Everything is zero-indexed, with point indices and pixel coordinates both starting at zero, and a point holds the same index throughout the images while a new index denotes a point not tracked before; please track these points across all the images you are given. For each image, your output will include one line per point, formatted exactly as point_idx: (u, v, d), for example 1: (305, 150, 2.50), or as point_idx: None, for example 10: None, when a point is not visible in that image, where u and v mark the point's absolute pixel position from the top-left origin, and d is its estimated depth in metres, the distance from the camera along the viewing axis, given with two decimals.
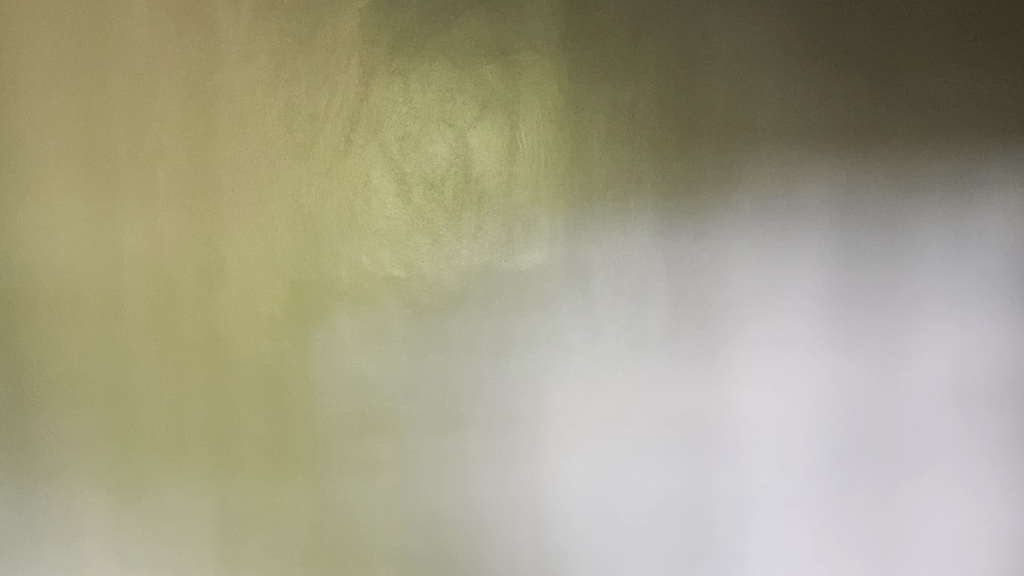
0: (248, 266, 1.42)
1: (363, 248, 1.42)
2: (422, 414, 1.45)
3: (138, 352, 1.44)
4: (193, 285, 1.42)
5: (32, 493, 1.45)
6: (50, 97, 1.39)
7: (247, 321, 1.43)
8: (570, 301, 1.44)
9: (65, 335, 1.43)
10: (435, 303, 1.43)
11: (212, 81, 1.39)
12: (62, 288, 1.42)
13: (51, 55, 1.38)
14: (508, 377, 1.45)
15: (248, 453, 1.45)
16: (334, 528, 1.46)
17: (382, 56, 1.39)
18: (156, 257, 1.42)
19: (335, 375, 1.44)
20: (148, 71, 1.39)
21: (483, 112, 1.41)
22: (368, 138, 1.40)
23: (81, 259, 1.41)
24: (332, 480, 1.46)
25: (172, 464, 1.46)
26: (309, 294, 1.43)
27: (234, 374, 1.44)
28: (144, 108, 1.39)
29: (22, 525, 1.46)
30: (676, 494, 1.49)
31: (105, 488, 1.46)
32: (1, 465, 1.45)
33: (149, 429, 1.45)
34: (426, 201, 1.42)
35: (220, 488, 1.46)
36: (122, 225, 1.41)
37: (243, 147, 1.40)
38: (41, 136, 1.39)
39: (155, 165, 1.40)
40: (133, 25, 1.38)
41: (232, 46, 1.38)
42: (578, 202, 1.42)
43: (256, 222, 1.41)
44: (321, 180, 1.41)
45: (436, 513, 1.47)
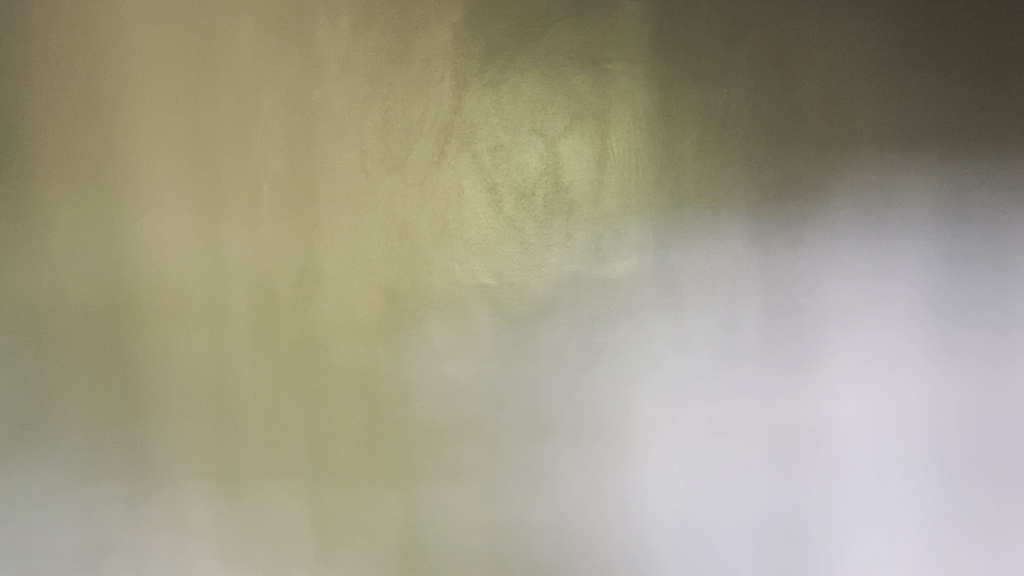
0: (345, 274, 1.47)
1: (455, 257, 1.45)
2: (512, 421, 1.47)
3: (242, 357, 1.50)
4: (293, 293, 1.48)
5: (143, 490, 1.54)
6: (164, 114, 1.47)
7: (344, 328, 1.48)
8: (661, 309, 1.43)
9: (176, 341, 1.51)
10: (525, 311, 1.45)
11: (312, 96, 1.44)
12: (171, 295, 1.50)
13: (166, 75, 1.47)
14: (598, 385, 1.45)
15: (343, 457, 1.50)
16: (426, 532, 1.50)
17: (474, 68, 1.41)
18: (260, 266, 1.48)
19: (428, 382, 1.47)
20: (253, 88, 1.45)
21: (573, 122, 1.42)
22: (461, 149, 1.43)
23: (191, 267, 1.49)
24: (425, 484, 1.49)
25: (272, 464, 1.52)
26: (403, 302, 1.46)
27: (330, 380, 1.49)
28: (249, 124, 1.46)
29: (134, 520, 1.54)
30: (769, 507, 1.46)
31: (210, 486, 1.53)
32: (116, 462, 1.53)
33: (252, 431, 1.52)
34: (517, 210, 1.44)
35: (316, 490, 1.51)
36: (228, 235, 1.48)
37: (341, 159, 1.45)
38: (155, 151, 1.48)
39: (259, 177, 1.47)
40: (241, 45, 1.45)
41: (332, 62, 1.43)
42: (669, 210, 1.42)
43: (353, 232, 1.46)
44: (415, 191, 1.45)
45: (524, 520, 1.48)
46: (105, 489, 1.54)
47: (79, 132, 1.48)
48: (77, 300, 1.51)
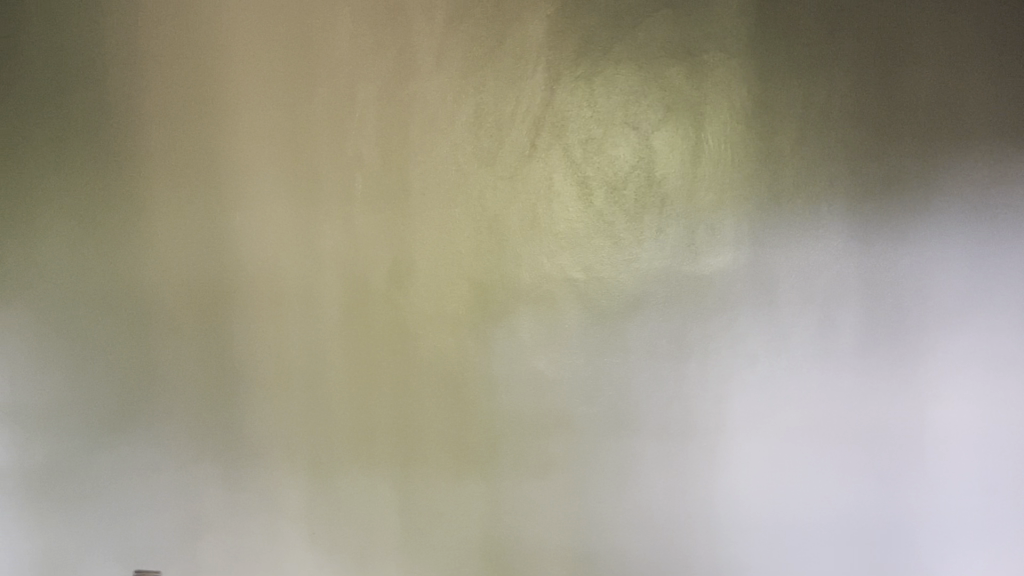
0: (435, 266, 1.48)
1: (544, 250, 1.45)
2: (598, 416, 1.46)
3: (334, 346, 1.54)
4: (385, 284, 1.50)
5: (238, 473, 1.59)
6: (264, 109, 1.52)
7: (433, 320, 1.49)
8: (755, 307, 1.39)
9: (272, 329, 1.56)
10: (613, 306, 1.43)
11: (406, 90, 1.46)
12: (268, 285, 1.55)
13: (266, 70, 1.51)
14: (688, 383, 1.42)
15: (431, 447, 1.52)
16: (511, 525, 1.50)
17: (567, 61, 1.40)
18: (353, 258, 1.51)
19: (515, 375, 1.47)
20: (350, 82, 1.48)
21: (667, 114, 1.39)
22: (552, 142, 1.43)
23: (287, 258, 1.54)
24: (510, 478, 1.49)
25: (361, 452, 1.55)
26: (492, 295, 1.47)
27: (419, 371, 1.51)
28: (345, 118, 1.49)
29: (230, 502, 1.60)
30: (865, 515, 1.41)
31: (301, 472, 1.57)
32: (214, 446, 1.60)
33: (343, 419, 1.55)
34: (608, 204, 1.42)
35: (404, 479, 1.54)
36: (323, 227, 1.52)
37: (433, 153, 1.46)
38: (255, 145, 1.53)
39: (353, 170, 1.50)
40: (339, 40, 1.48)
41: (426, 56, 1.45)
42: (765, 206, 1.38)
43: (444, 224, 1.47)
44: (505, 184, 1.45)
45: (609, 517, 1.47)
46: (203, 469, 1.61)
47: (185, 128, 1.55)
48: (181, 289, 1.59)
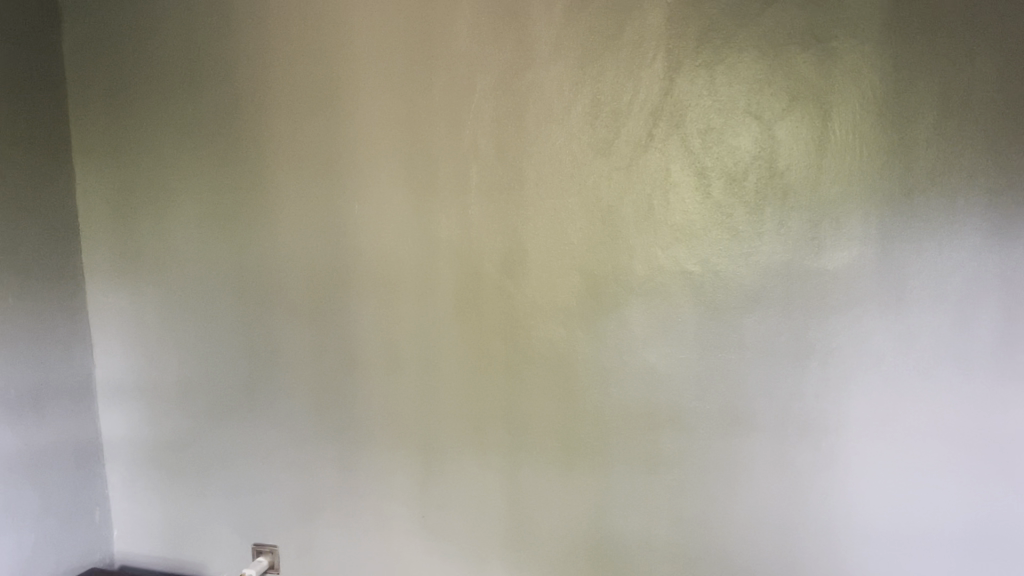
0: (548, 257, 1.48)
1: (658, 242, 1.42)
2: (710, 413, 1.42)
3: (446, 333, 1.56)
4: (497, 273, 1.51)
5: (352, 453, 1.66)
6: (384, 100, 1.55)
7: (544, 311, 1.49)
8: (881, 305, 1.33)
9: (388, 315, 1.60)
10: (730, 300, 1.39)
11: (523, 80, 1.46)
12: (383, 272, 1.59)
13: (387, 61, 1.54)
14: (805, 382, 1.37)
15: (538, 437, 1.52)
16: (618, 519, 1.49)
17: (688, 49, 1.36)
18: (466, 247, 1.53)
19: (625, 368, 1.46)
20: (467, 73, 1.49)
21: (792, 103, 1.33)
22: (670, 132, 1.39)
23: (402, 246, 1.57)
24: (616, 471, 1.48)
25: (470, 438, 1.57)
26: (604, 287, 1.46)
27: (529, 360, 1.51)
28: (461, 109, 1.50)
29: (344, 481, 1.68)
30: (996, 530, 1.33)
31: (412, 455, 1.62)
32: (331, 424, 1.67)
33: (453, 406, 1.58)
34: (727, 196, 1.38)
35: (512, 468, 1.55)
36: (438, 216, 1.54)
37: (548, 142, 1.46)
38: (375, 134, 1.57)
39: (469, 160, 1.51)
40: (457, 31, 1.49)
41: (544, 46, 1.44)
42: (896, 199, 1.31)
43: (557, 215, 1.47)
44: (621, 175, 1.43)
45: (720, 517, 1.44)
46: (320, 449, 1.69)
47: (310, 118, 1.60)
48: (303, 274, 1.65)
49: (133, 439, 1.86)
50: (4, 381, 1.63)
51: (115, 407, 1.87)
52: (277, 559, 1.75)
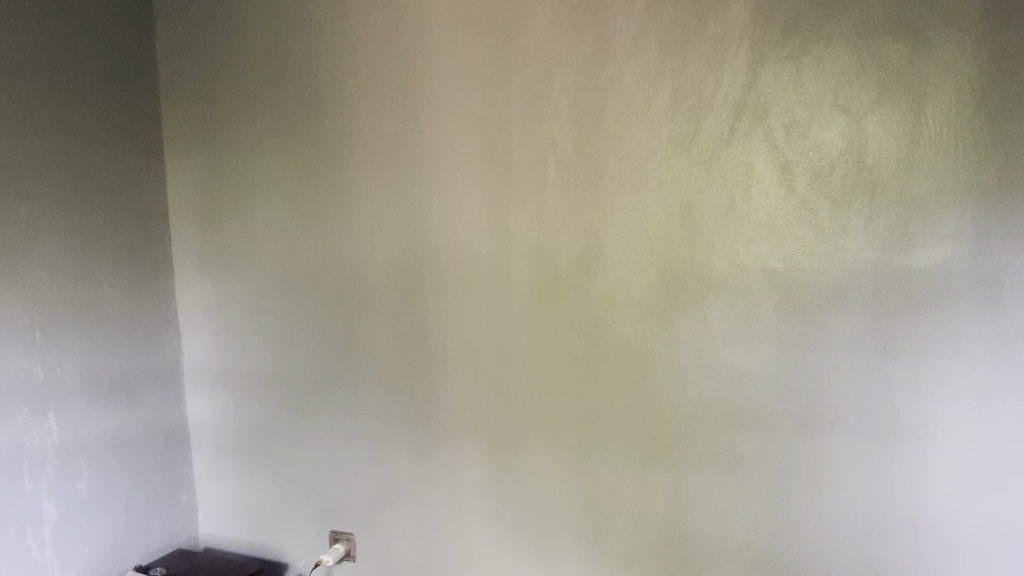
0: (625, 253, 1.47)
1: (740, 238, 1.39)
2: (791, 414, 1.39)
3: (521, 328, 1.57)
4: (573, 269, 1.51)
5: (427, 445, 1.68)
6: (463, 95, 1.56)
7: (621, 307, 1.48)
8: (975, 307, 1.26)
9: (464, 310, 1.61)
10: (813, 298, 1.35)
11: (602, 75, 1.45)
12: (460, 266, 1.60)
13: (466, 57, 1.55)
14: (892, 385, 1.32)
15: (613, 434, 1.52)
16: (694, 518, 1.47)
17: (774, 41, 1.33)
18: (543, 242, 1.53)
19: (703, 366, 1.43)
20: (546, 68, 1.49)
21: (883, 96, 1.28)
22: (753, 126, 1.36)
23: (479, 241, 1.58)
24: (692, 471, 1.46)
25: (544, 433, 1.57)
26: (682, 283, 1.43)
27: (604, 356, 1.50)
28: (540, 104, 1.50)
29: (419, 472, 1.70)
30: None
31: (486, 449, 1.63)
32: (407, 416, 1.70)
33: (527, 400, 1.58)
34: (812, 192, 1.34)
35: (586, 464, 1.54)
36: (515, 211, 1.54)
37: (627, 137, 1.44)
38: (453, 129, 1.58)
39: (547, 154, 1.51)
40: (537, 25, 1.49)
41: (624, 40, 1.43)
42: (995, 195, 1.24)
43: (635, 210, 1.45)
44: (701, 170, 1.40)
45: (799, 520, 1.40)
46: (395, 440, 1.71)
47: (391, 114, 1.63)
48: (382, 268, 1.68)
49: (218, 425, 1.93)
50: (99, 367, 1.71)
51: (201, 394, 1.94)
52: (353, 547, 1.79)
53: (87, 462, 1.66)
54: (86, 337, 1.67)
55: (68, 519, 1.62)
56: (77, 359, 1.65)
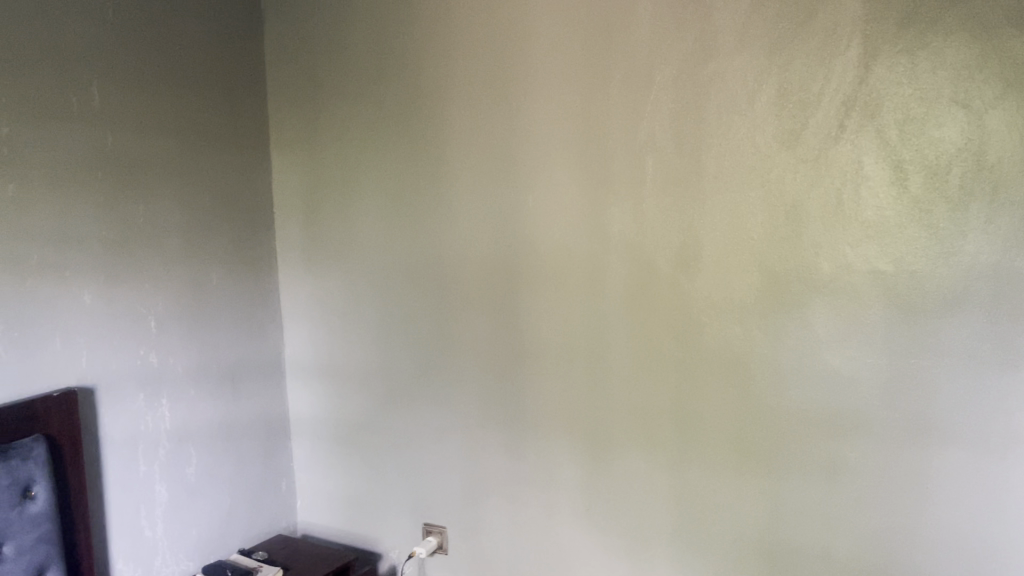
0: (724, 252, 1.43)
1: (847, 238, 1.34)
2: (898, 423, 1.33)
3: (616, 327, 1.56)
4: (671, 269, 1.49)
5: (520, 442, 1.69)
6: (562, 93, 1.56)
7: (720, 308, 1.45)
8: None
9: (559, 308, 1.61)
10: (925, 302, 1.29)
11: (704, 72, 1.42)
12: (556, 264, 1.60)
13: (566, 54, 1.54)
14: (1010, 397, 1.25)
15: (709, 438, 1.49)
16: (794, 526, 1.43)
17: (888, 33, 1.27)
18: (640, 240, 1.51)
19: (806, 370, 1.39)
20: (647, 65, 1.47)
21: (1007, 91, 1.21)
22: (864, 122, 1.30)
23: (576, 239, 1.58)
24: (791, 478, 1.42)
25: (637, 435, 1.56)
26: (785, 284, 1.39)
27: (701, 357, 1.47)
28: (639, 101, 1.48)
29: (511, 468, 1.71)
30: None
31: (579, 448, 1.62)
32: (500, 412, 1.71)
33: (621, 400, 1.57)
34: (927, 191, 1.27)
35: (681, 466, 1.52)
36: (613, 209, 1.53)
37: (729, 134, 1.41)
38: (552, 127, 1.58)
39: (646, 152, 1.49)
40: (637, 22, 1.46)
41: (728, 35, 1.39)
42: None
43: (736, 209, 1.42)
44: (807, 168, 1.35)
45: (905, 533, 1.34)
46: (488, 436, 1.73)
47: (489, 111, 1.64)
48: (478, 265, 1.69)
49: (317, 416, 1.98)
50: (207, 357, 1.78)
51: (300, 385, 2.00)
52: (445, 540, 1.81)
53: (196, 448, 1.74)
54: (197, 327, 1.75)
55: (179, 501, 1.69)
56: (188, 349, 1.73)
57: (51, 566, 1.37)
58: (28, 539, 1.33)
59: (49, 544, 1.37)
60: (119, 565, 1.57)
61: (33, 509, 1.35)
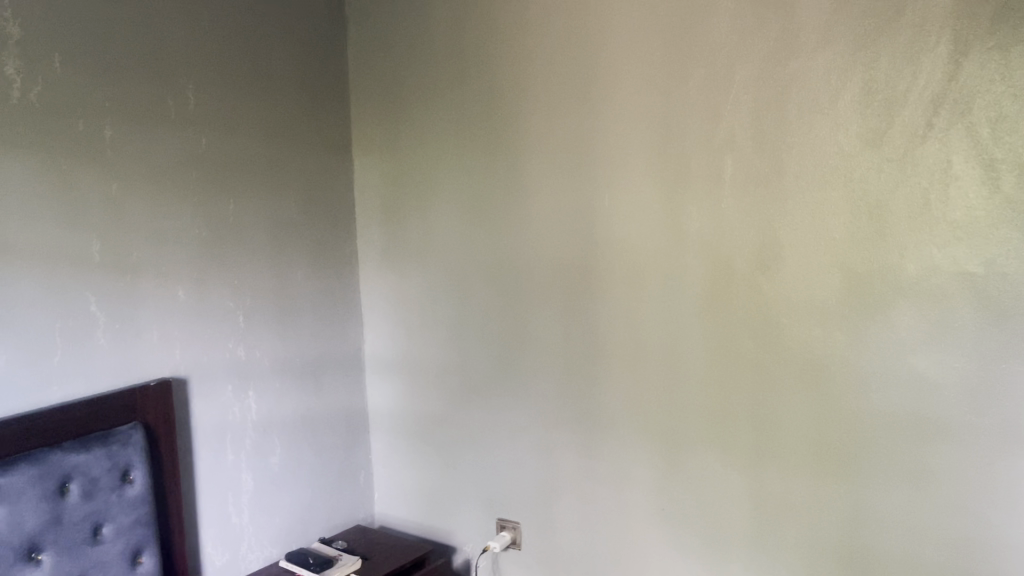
0: (805, 252, 1.41)
1: (934, 239, 1.29)
2: (987, 431, 1.28)
3: (693, 328, 1.55)
4: (750, 269, 1.47)
5: (594, 440, 1.70)
6: (640, 93, 1.56)
7: (800, 309, 1.42)
8: None
9: (635, 308, 1.61)
10: (1017, 306, 1.24)
11: (786, 70, 1.40)
12: (632, 264, 1.61)
13: (645, 54, 1.55)
14: None
15: (787, 441, 1.47)
16: (874, 532, 1.39)
17: (980, 28, 1.22)
18: (718, 241, 1.50)
19: (889, 374, 1.35)
20: (727, 64, 1.46)
21: None
22: (954, 120, 1.26)
23: (652, 239, 1.58)
24: (872, 485, 1.38)
25: (713, 436, 1.55)
26: (868, 285, 1.36)
27: (780, 358, 1.46)
28: (719, 101, 1.47)
29: (584, 465, 1.72)
30: None
31: (654, 447, 1.62)
32: (574, 410, 1.72)
33: (697, 401, 1.56)
34: (1020, 191, 1.22)
35: (758, 469, 1.51)
36: (691, 209, 1.53)
37: (811, 133, 1.39)
38: (630, 127, 1.58)
39: (725, 152, 1.48)
40: (718, 21, 1.46)
41: (811, 32, 1.37)
42: None
43: (817, 209, 1.39)
44: (893, 168, 1.32)
45: (993, 546, 1.29)
46: (563, 434, 1.74)
47: (567, 112, 1.65)
48: (554, 264, 1.71)
49: (395, 410, 2.03)
50: (290, 352, 1.84)
51: (379, 380, 2.05)
52: (519, 536, 1.83)
53: (280, 438, 1.80)
54: (281, 323, 1.81)
55: (263, 489, 1.76)
56: (273, 343, 1.79)
57: (147, 548, 1.44)
58: (126, 521, 1.40)
59: (146, 527, 1.44)
60: (208, 549, 1.64)
61: (131, 493, 1.42)
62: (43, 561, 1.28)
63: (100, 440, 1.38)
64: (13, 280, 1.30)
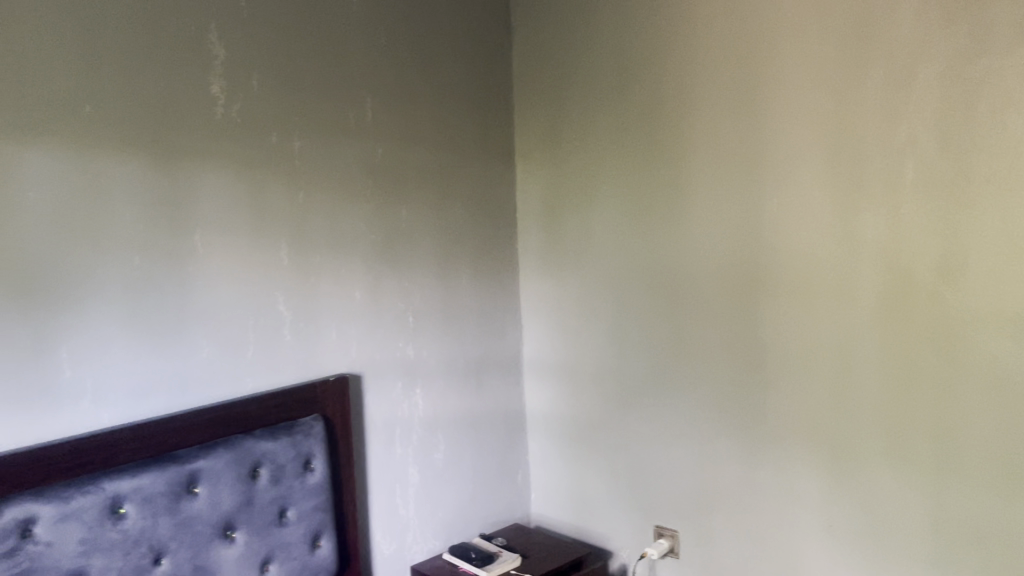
0: (994, 260, 1.32)
1: None
2: None
3: (865, 338, 1.48)
4: (930, 277, 1.39)
5: (757, 451, 1.66)
6: (812, 96, 1.51)
7: (988, 321, 1.33)
8: None
9: (803, 315, 1.56)
10: None
11: (975, 69, 1.32)
12: (799, 270, 1.56)
13: (818, 55, 1.50)
14: None
15: (971, 461, 1.38)
16: None
17: None
18: (894, 248, 1.43)
19: None
20: (909, 64, 1.39)
21: None
22: None
23: (822, 245, 1.52)
24: None
25: (887, 452, 1.48)
26: None
27: (963, 372, 1.37)
28: (898, 102, 1.41)
29: (746, 476, 1.69)
30: None
31: (821, 461, 1.57)
32: (737, 419, 1.69)
33: (869, 415, 1.49)
34: None
35: (936, 489, 1.42)
36: (865, 214, 1.46)
37: (1003, 135, 1.29)
38: (800, 130, 1.54)
39: (904, 154, 1.41)
40: (899, 19, 1.39)
41: (1005, 28, 1.28)
42: None
43: (1009, 214, 1.30)
44: None
45: None
46: (724, 443, 1.72)
47: (734, 116, 1.63)
48: (717, 269, 1.69)
49: (552, 413, 2.07)
50: (454, 353, 1.90)
51: (538, 383, 2.09)
52: (677, 544, 1.82)
53: (444, 436, 1.87)
54: (446, 325, 1.88)
55: (428, 484, 1.83)
56: (439, 344, 1.86)
57: (325, 533, 1.54)
58: (308, 506, 1.50)
59: (324, 513, 1.53)
60: (377, 538, 1.72)
61: (313, 480, 1.52)
62: (237, 539, 1.40)
63: (286, 430, 1.48)
64: (214, 280, 1.42)
